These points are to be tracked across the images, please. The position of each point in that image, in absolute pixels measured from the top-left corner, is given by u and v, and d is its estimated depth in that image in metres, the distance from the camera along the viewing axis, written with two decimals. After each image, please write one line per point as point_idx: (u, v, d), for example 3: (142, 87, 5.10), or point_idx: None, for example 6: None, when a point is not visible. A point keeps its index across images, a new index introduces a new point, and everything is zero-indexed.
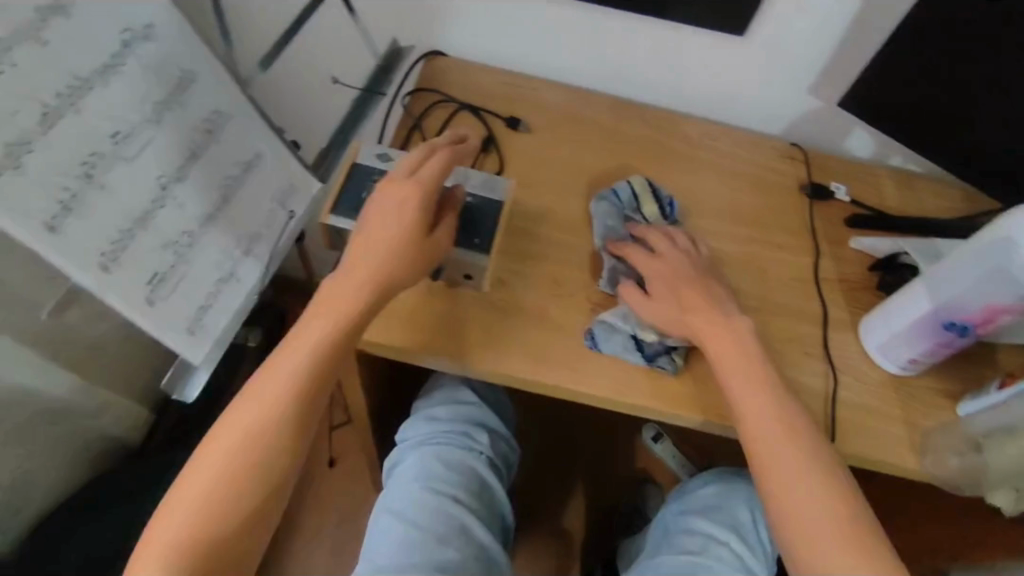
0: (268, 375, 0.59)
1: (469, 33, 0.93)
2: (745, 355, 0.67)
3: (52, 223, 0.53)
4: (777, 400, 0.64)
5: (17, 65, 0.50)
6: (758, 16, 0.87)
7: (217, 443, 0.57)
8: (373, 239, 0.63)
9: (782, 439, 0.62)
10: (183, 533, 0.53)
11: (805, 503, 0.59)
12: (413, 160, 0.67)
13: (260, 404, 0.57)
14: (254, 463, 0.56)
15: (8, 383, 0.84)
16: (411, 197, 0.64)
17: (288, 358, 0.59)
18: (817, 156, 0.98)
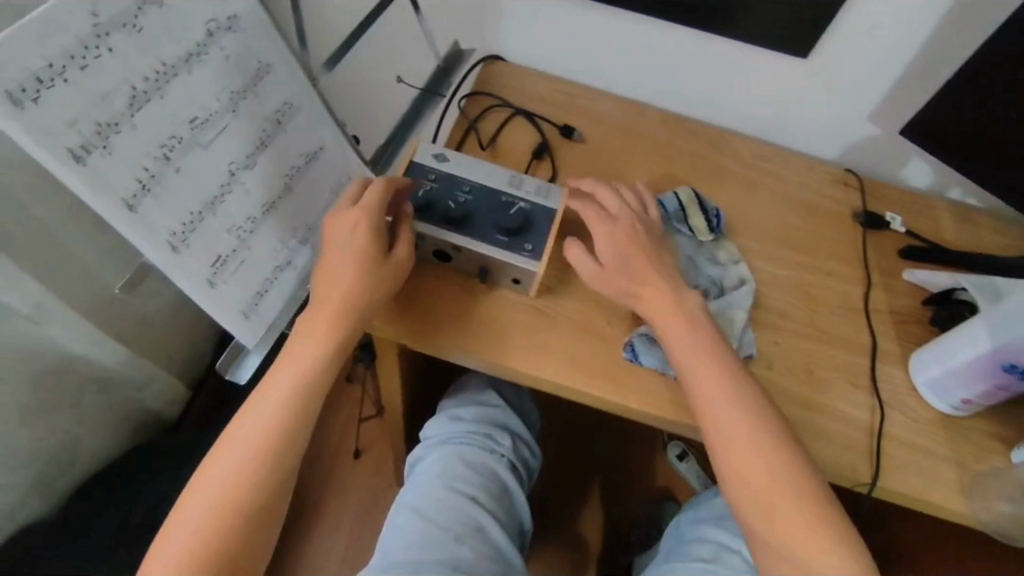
0: (271, 386, 0.60)
1: (527, 39, 0.96)
2: (705, 347, 0.64)
3: (132, 203, 0.52)
4: (740, 396, 0.62)
5: (113, 49, 0.49)
6: (824, 39, 0.85)
7: (227, 450, 0.57)
8: (332, 269, 0.63)
9: (764, 462, 0.59)
10: (196, 536, 0.54)
11: (783, 532, 0.57)
12: (354, 190, 0.67)
13: (268, 413, 0.59)
14: (265, 469, 0.57)
15: (67, 350, 0.87)
16: (361, 221, 0.64)
17: (285, 371, 0.61)
18: (872, 183, 0.96)
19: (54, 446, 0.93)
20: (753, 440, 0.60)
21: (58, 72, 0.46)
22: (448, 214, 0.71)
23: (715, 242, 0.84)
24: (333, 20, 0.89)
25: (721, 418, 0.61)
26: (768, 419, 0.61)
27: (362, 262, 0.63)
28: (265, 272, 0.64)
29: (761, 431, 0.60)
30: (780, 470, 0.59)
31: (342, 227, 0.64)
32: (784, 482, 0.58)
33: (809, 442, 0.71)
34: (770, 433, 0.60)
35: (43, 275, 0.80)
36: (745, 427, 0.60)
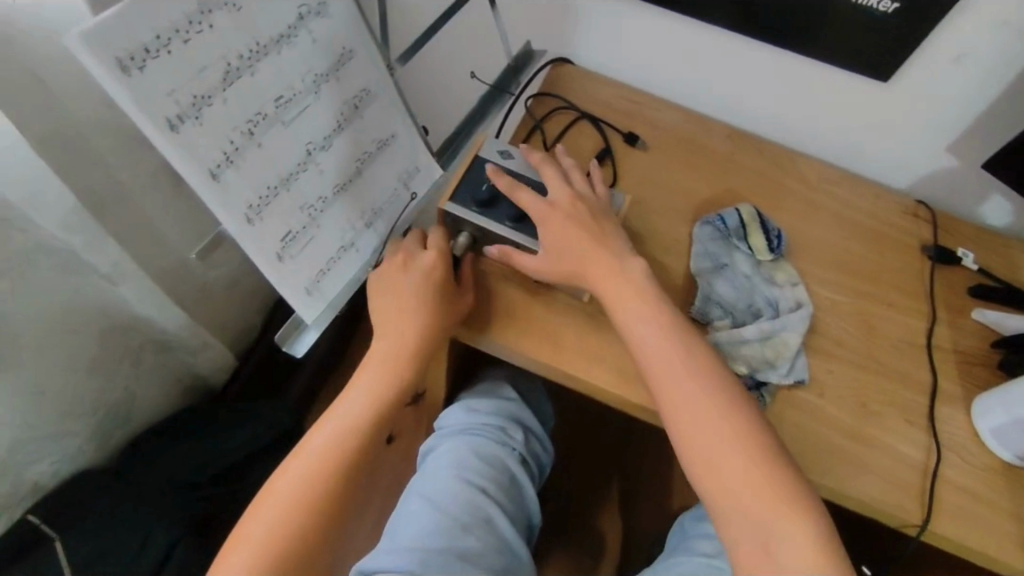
0: (337, 411, 0.70)
1: (599, 46, 0.96)
2: (675, 351, 0.64)
3: (216, 173, 0.54)
4: (707, 395, 0.62)
5: (214, 26, 0.51)
6: (908, 64, 0.83)
7: (297, 462, 0.67)
8: (402, 303, 0.69)
9: (725, 440, 0.60)
10: (268, 531, 0.63)
11: (744, 511, 0.57)
12: (418, 236, 0.72)
13: (334, 431, 0.68)
14: (328, 480, 0.66)
15: (134, 311, 0.91)
16: (437, 267, 0.70)
17: (352, 397, 0.70)
18: (945, 217, 0.92)
19: (112, 400, 0.98)
20: (713, 418, 0.61)
21: (163, 44, 0.48)
22: (511, 212, 0.73)
23: (774, 262, 0.82)
24: (412, 13, 0.91)
25: (680, 398, 0.62)
26: (734, 400, 0.62)
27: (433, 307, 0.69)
28: (330, 251, 0.66)
29: (723, 410, 0.61)
30: (741, 448, 0.59)
31: (417, 267, 0.70)
32: (748, 460, 0.59)
33: (856, 477, 0.69)
34: (730, 409, 0.61)
35: (120, 236, 0.85)
36: (706, 404, 0.61)
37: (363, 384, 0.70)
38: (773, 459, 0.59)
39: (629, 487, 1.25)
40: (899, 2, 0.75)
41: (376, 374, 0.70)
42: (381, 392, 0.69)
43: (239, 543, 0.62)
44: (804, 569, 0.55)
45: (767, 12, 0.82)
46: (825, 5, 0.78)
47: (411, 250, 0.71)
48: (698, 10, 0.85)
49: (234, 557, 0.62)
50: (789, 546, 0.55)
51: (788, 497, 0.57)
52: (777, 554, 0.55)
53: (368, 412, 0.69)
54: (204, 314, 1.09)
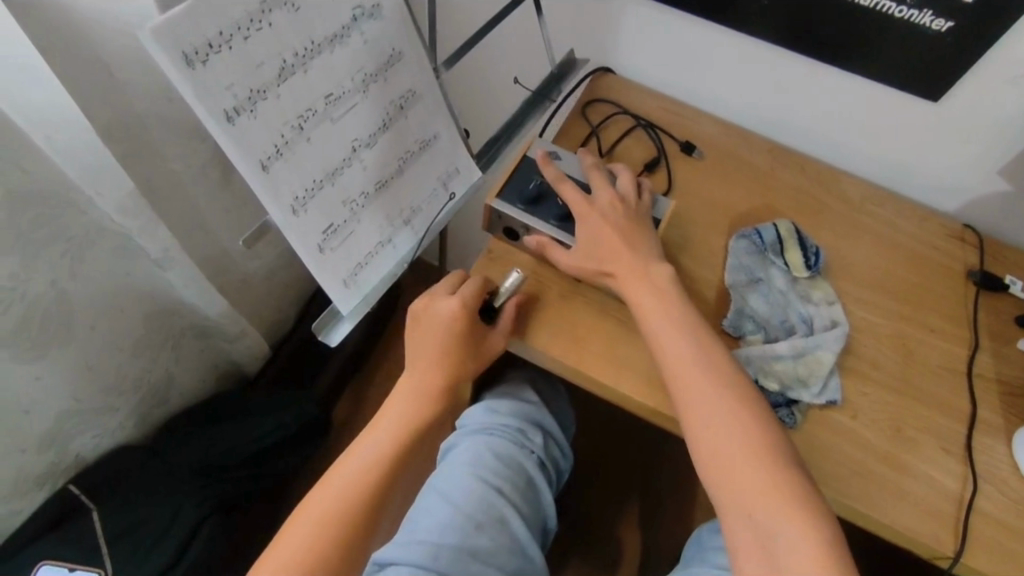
0: (393, 400, 0.74)
1: (641, 57, 0.97)
2: (703, 358, 0.64)
3: (266, 164, 0.57)
4: (726, 399, 0.62)
5: (272, 25, 0.54)
6: (959, 85, 0.81)
7: (359, 445, 0.72)
8: (428, 335, 0.73)
9: (733, 441, 0.60)
10: (330, 502, 0.68)
11: (746, 513, 0.57)
12: (453, 281, 0.75)
13: (390, 418, 0.73)
14: (381, 461, 0.71)
15: (175, 294, 0.95)
16: (460, 313, 0.72)
17: (405, 388, 0.74)
18: (993, 243, 0.90)
19: (153, 380, 1.02)
20: (723, 418, 0.61)
21: (226, 39, 0.51)
22: (557, 211, 0.75)
23: (811, 279, 0.81)
24: (461, 18, 0.94)
25: (690, 382, 0.63)
26: (748, 404, 0.62)
27: (455, 344, 0.73)
28: (369, 246, 0.68)
29: (733, 413, 0.61)
30: (750, 453, 0.59)
31: (442, 312, 0.73)
32: (755, 463, 0.59)
33: (888, 503, 0.67)
34: (739, 412, 0.61)
35: (170, 223, 0.89)
36: (717, 406, 0.62)
37: (391, 416, 0.73)
38: (782, 466, 0.59)
39: (648, 499, 1.24)
40: (953, 21, 0.73)
41: (422, 377, 0.74)
42: (407, 423, 0.72)
43: (305, 512, 0.68)
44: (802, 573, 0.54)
45: (816, 28, 0.81)
46: (879, 22, 0.77)
47: (440, 295, 0.74)
48: (744, 24, 0.85)
49: (300, 523, 0.67)
50: (788, 547, 0.55)
51: (791, 498, 0.57)
52: (776, 553, 0.55)
53: (418, 402, 0.73)
54: (243, 303, 1.13)
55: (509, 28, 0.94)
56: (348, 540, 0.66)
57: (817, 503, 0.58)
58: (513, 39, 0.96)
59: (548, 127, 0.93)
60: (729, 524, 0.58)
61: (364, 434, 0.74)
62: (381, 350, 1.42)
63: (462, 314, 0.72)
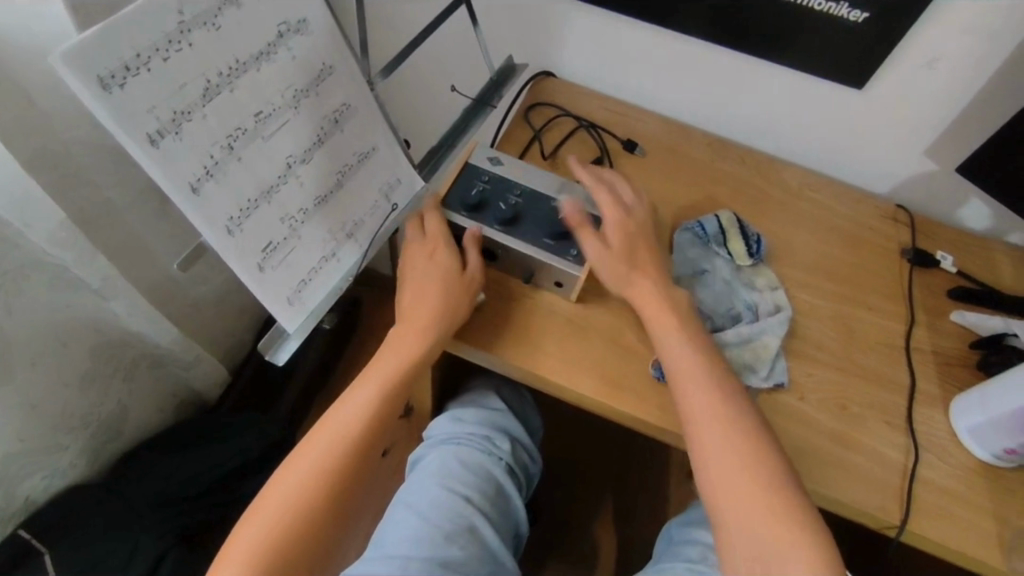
0: (354, 390, 0.71)
1: (580, 58, 0.98)
2: (705, 366, 0.66)
3: (197, 186, 0.55)
4: (726, 405, 0.64)
5: (193, 45, 0.53)
6: (880, 72, 0.85)
7: (316, 437, 0.69)
8: (417, 278, 0.72)
9: (733, 456, 0.61)
10: (283, 500, 0.65)
11: (746, 529, 0.58)
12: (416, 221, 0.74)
13: (350, 409, 0.70)
14: (339, 456, 0.68)
15: (122, 325, 0.92)
16: (438, 245, 0.73)
17: (369, 379, 0.71)
18: (923, 221, 0.94)
19: (105, 413, 1.00)
20: (718, 418, 0.63)
21: (143, 62, 0.50)
22: (499, 215, 0.75)
23: (754, 268, 0.83)
24: (397, 27, 0.94)
25: (690, 386, 0.65)
26: (747, 418, 0.63)
27: (439, 288, 0.71)
28: (312, 262, 0.67)
29: (731, 427, 0.62)
30: (752, 467, 0.60)
31: (418, 251, 0.73)
32: (749, 474, 0.60)
33: (835, 478, 0.69)
34: (735, 425, 0.63)
35: (110, 253, 0.86)
36: (717, 420, 0.63)
37: (346, 413, 0.70)
38: (778, 479, 0.60)
39: (620, 493, 1.26)
40: (868, 11, 0.77)
41: (386, 367, 0.71)
42: (363, 421, 0.69)
43: (259, 508, 0.66)
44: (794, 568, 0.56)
45: (741, 23, 0.84)
46: (798, 14, 0.80)
47: (415, 238, 0.74)
48: (674, 23, 0.87)
49: (253, 520, 0.65)
50: (778, 542, 0.57)
51: (780, 495, 0.59)
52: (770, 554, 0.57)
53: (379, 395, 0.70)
54: (196, 329, 1.11)
55: (447, 35, 0.95)
56: (303, 538, 0.65)
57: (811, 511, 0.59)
58: (451, 46, 0.97)
59: (494, 134, 0.93)
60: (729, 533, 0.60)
61: (324, 420, 0.70)
62: (345, 366, 1.41)
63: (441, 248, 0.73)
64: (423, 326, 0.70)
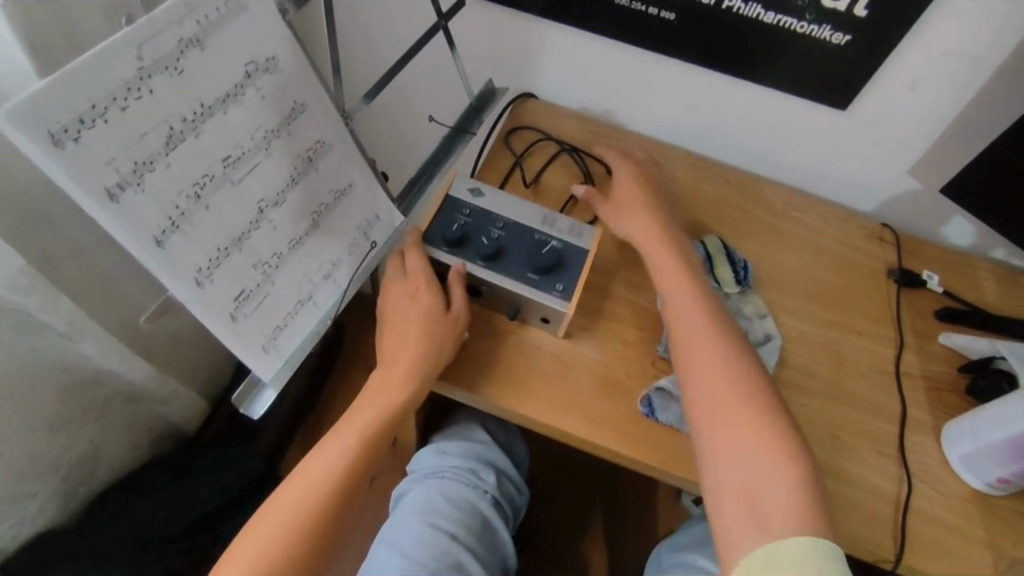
0: (337, 434, 0.69)
1: (561, 80, 0.96)
2: (710, 327, 0.69)
3: (161, 238, 0.53)
4: (730, 361, 0.66)
5: (153, 91, 0.50)
6: (863, 93, 0.84)
7: (296, 482, 0.66)
8: (396, 319, 0.71)
9: (728, 387, 0.64)
10: (258, 549, 0.62)
11: (728, 453, 0.61)
12: (395, 259, 0.73)
13: (331, 454, 0.67)
14: (319, 502, 0.65)
15: (90, 365, 0.88)
16: (419, 284, 0.71)
17: (352, 424, 0.69)
18: (908, 240, 0.93)
19: (76, 455, 0.96)
20: (718, 371, 0.65)
21: (99, 113, 0.47)
22: (482, 250, 0.73)
23: (742, 294, 0.82)
24: (380, 45, 0.94)
25: (694, 341, 0.68)
26: (741, 363, 0.66)
27: (421, 330, 0.69)
28: (288, 306, 0.64)
29: (727, 363, 0.66)
30: (744, 398, 0.63)
31: (402, 291, 0.72)
32: (746, 427, 0.62)
33: (830, 512, 0.69)
34: (732, 363, 0.66)
35: (77, 294, 0.83)
36: (715, 355, 0.67)
37: (326, 457, 0.67)
38: (766, 416, 0.63)
39: (610, 511, 1.26)
40: (851, 34, 0.76)
41: (369, 411, 0.69)
42: (345, 466, 0.67)
43: (232, 560, 0.62)
44: (785, 519, 0.57)
45: (724, 45, 0.82)
46: (781, 38, 0.79)
47: (395, 277, 0.72)
48: (656, 45, 0.86)
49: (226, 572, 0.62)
50: (771, 496, 0.58)
51: (776, 448, 0.60)
52: (761, 505, 0.58)
53: (363, 440, 0.68)
54: (171, 362, 1.08)
55: (427, 59, 0.95)
56: None
57: (797, 444, 0.61)
58: (432, 69, 0.96)
59: (474, 159, 0.91)
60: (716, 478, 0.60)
61: (303, 465, 0.68)
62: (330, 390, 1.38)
63: (422, 288, 0.71)
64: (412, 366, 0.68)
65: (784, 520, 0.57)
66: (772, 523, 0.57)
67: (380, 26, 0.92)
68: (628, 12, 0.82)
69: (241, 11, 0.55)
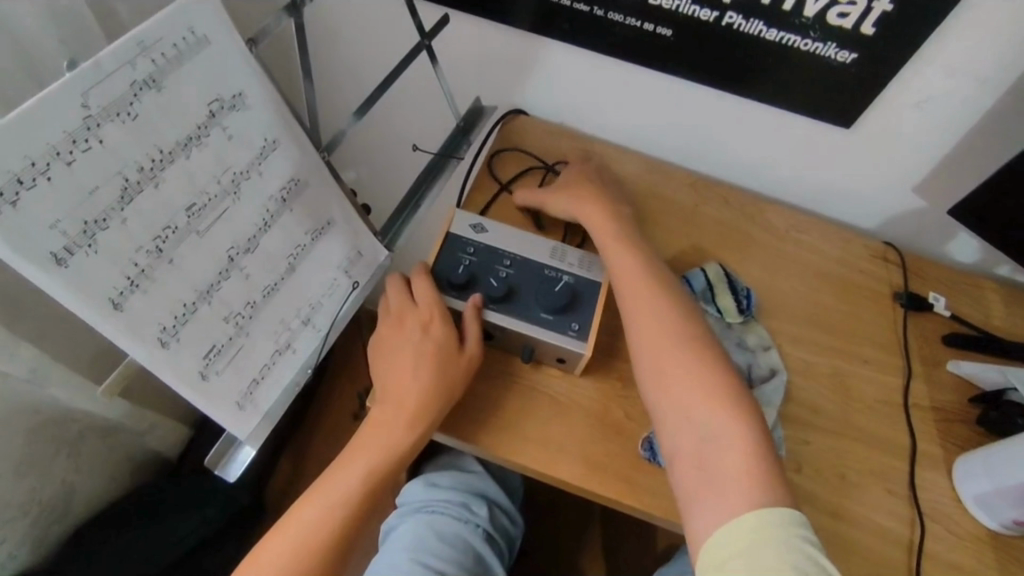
0: (334, 474, 0.63)
1: (551, 96, 0.92)
2: (650, 281, 0.69)
3: (119, 301, 0.48)
4: (671, 315, 0.66)
5: (104, 142, 0.45)
6: (869, 111, 0.80)
7: (288, 526, 0.61)
8: (402, 351, 0.66)
9: (671, 346, 0.63)
10: None
11: (678, 416, 0.59)
12: (401, 288, 0.70)
13: (328, 496, 0.62)
14: (315, 550, 0.59)
15: (57, 408, 0.84)
16: (431, 314, 0.67)
17: (350, 464, 0.63)
18: (914, 259, 0.90)
19: (48, 498, 0.91)
20: (659, 325, 0.65)
21: (40, 170, 0.42)
22: (492, 291, 0.69)
23: (744, 324, 0.79)
24: (359, 64, 0.90)
25: (632, 297, 0.68)
26: (683, 316, 0.66)
27: (431, 364, 0.65)
28: (263, 358, 0.60)
29: (668, 323, 0.65)
30: (688, 356, 0.62)
31: (412, 322, 0.67)
32: (691, 379, 0.60)
33: (839, 559, 0.66)
34: (675, 322, 0.65)
35: (38, 335, 0.78)
36: (655, 316, 0.66)
37: (323, 500, 0.62)
38: (709, 366, 0.61)
39: (607, 528, 1.24)
40: (857, 52, 0.71)
41: (370, 449, 0.63)
42: (344, 509, 0.61)
43: None
44: (737, 470, 0.55)
45: (723, 62, 0.78)
46: (783, 57, 0.75)
47: (404, 305, 0.69)
48: (652, 61, 0.81)
49: None
50: (720, 449, 0.56)
51: (723, 400, 0.59)
52: (711, 458, 0.56)
53: (365, 481, 0.62)
54: (146, 394, 1.03)
55: (411, 78, 0.91)
56: None
57: (746, 402, 0.59)
58: (416, 86, 0.92)
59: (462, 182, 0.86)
60: (667, 435, 0.59)
61: (295, 509, 0.62)
62: (317, 411, 1.34)
63: (434, 320, 0.67)
64: (418, 400, 0.64)
65: (737, 473, 0.55)
66: (723, 476, 0.55)
67: (358, 43, 0.87)
68: (620, 29, 0.78)
69: (204, 44, 0.49)
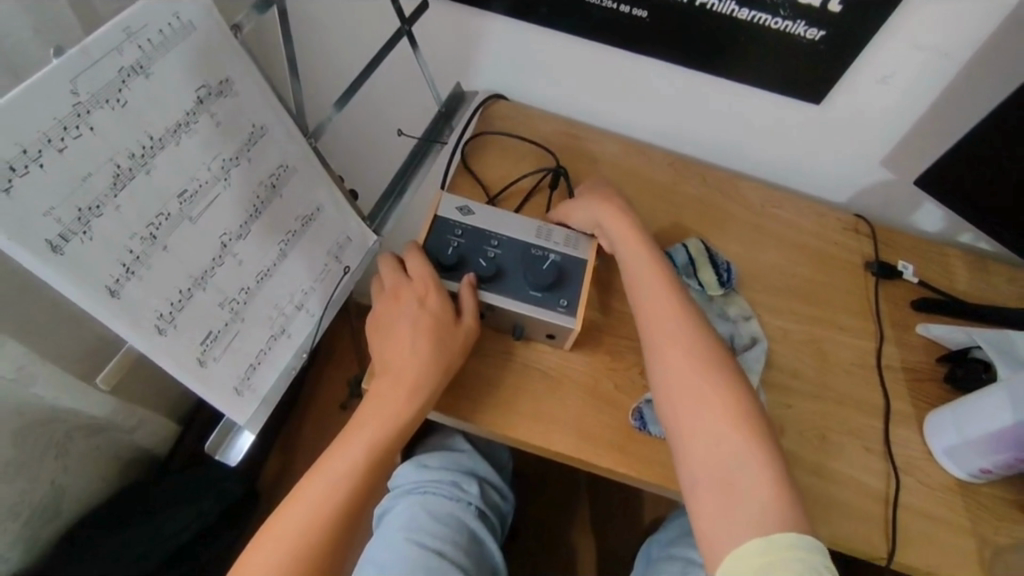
0: (337, 451, 0.64)
1: (531, 80, 0.93)
2: (672, 303, 0.69)
3: (115, 287, 0.48)
4: (694, 336, 0.66)
5: (95, 128, 0.45)
6: (837, 87, 0.83)
7: (295, 504, 0.62)
8: (399, 328, 0.67)
9: (695, 366, 0.64)
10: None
11: (701, 434, 0.60)
12: (394, 267, 0.71)
13: (333, 473, 0.63)
14: (324, 525, 0.60)
15: (44, 407, 0.83)
16: (426, 289, 0.68)
17: (352, 441, 0.64)
18: (883, 229, 0.94)
19: (38, 498, 0.90)
20: (682, 349, 0.65)
21: (32, 157, 0.42)
22: (483, 269, 0.70)
23: (725, 296, 0.81)
24: (338, 50, 0.90)
25: (651, 321, 0.68)
26: (704, 340, 0.66)
27: (428, 337, 0.66)
28: (259, 343, 0.61)
29: (690, 341, 0.66)
30: (711, 376, 0.63)
31: (407, 298, 0.68)
32: (715, 407, 0.61)
33: (821, 513, 0.69)
34: (699, 342, 0.66)
35: (21, 334, 0.77)
36: (679, 338, 0.66)
37: (328, 477, 0.63)
38: (732, 392, 0.62)
39: (596, 503, 1.27)
40: (825, 30, 0.74)
41: (370, 425, 0.64)
42: (349, 484, 0.62)
43: None
44: (763, 496, 0.56)
45: (698, 43, 0.80)
46: (755, 36, 0.77)
47: (399, 282, 0.69)
48: (629, 43, 0.83)
49: None
50: (745, 474, 0.58)
51: (746, 430, 0.60)
52: (737, 485, 0.57)
53: (368, 456, 0.64)
54: (133, 391, 1.02)
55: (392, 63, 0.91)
56: None
57: (764, 429, 0.61)
58: (397, 72, 0.92)
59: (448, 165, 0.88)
60: (688, 458, 0.60)
61: (300, 487, 0.63)
62: (305, 403, 1.34)
63: (428, 295, 0.68)
64: (417, 373, 0.65)
65: (763, 497, 0.56)
66: (750, 501, 0.56)
67: (337, 30, 0.87)
68: (598, 11, 0.79)
69: (190, 29, 0.49)
